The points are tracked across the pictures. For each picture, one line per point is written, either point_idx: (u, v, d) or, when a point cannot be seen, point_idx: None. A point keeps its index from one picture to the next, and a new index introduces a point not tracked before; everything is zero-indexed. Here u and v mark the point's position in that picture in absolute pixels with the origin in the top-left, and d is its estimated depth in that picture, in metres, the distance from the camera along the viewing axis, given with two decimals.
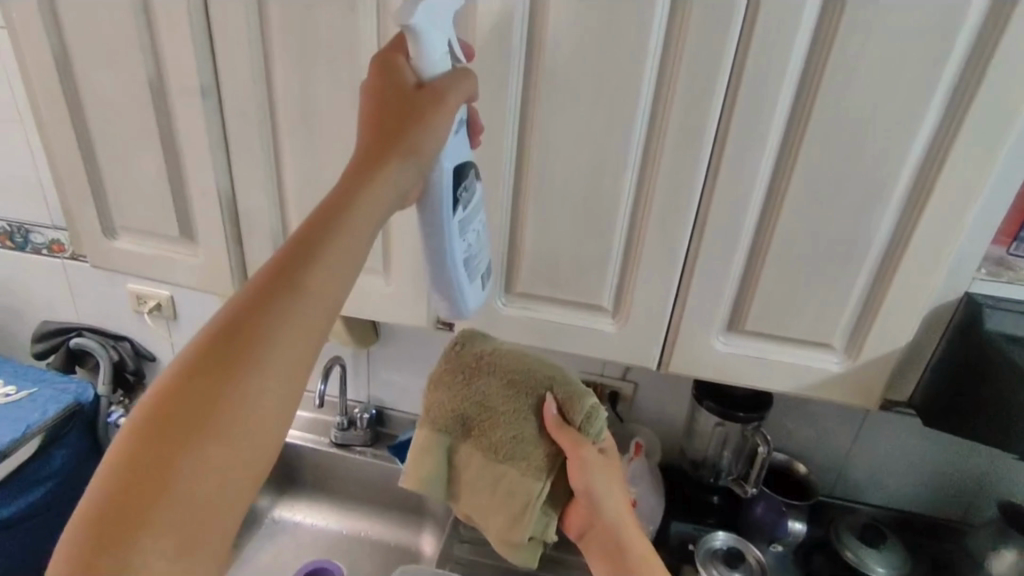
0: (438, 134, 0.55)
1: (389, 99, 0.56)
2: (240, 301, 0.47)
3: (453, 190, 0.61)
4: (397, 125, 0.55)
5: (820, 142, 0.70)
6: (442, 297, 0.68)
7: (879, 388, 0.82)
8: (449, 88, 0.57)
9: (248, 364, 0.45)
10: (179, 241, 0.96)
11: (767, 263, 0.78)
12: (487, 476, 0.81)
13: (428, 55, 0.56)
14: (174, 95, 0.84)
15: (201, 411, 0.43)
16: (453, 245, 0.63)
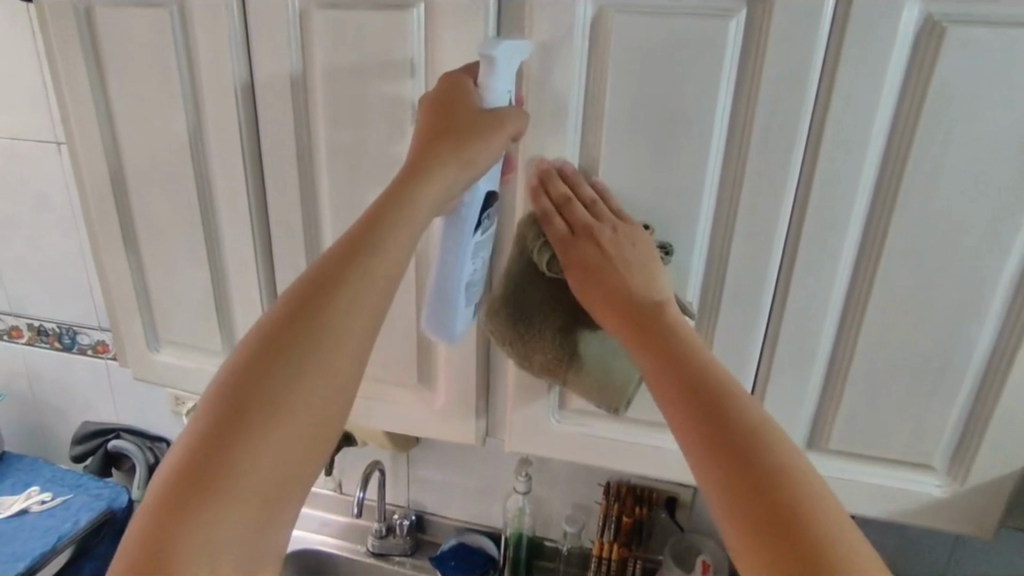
0: (491, 150, 0.59)
1: (450, 112, 0.61)
2: (282, 328, 0.52)
3: (478, 213, 0.65)
4: (453, 134, 0.59)
5: (903, 245, 0.65)
6: (435, 314, 0.70)
7: (992, 515, 0.72)
8: (507, 118, 0.61)
9: (292, 390, 0.50)
10: (221, 354, 0.93)
11: (851, 374, 0.70)
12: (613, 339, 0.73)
13: (494, 88, 0.61)
14: (223, 210, 0.84)
15: (249, 431, 0.49)
16: (462, 266, 0.66)
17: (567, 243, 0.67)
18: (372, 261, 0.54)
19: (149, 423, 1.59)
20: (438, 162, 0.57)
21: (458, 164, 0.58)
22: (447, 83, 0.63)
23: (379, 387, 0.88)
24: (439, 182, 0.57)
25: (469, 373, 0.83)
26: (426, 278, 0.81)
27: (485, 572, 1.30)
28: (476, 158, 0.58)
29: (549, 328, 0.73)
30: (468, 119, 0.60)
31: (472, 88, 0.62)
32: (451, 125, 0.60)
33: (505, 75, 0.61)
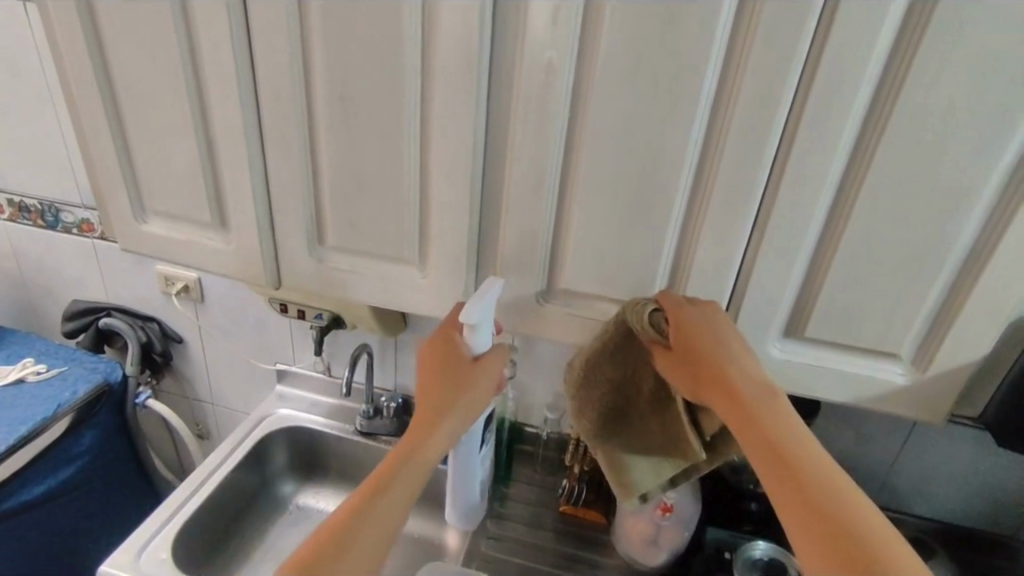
0: (481, 391, 0.85)
1: (446, 359, 0.85)
2: (369, 481, 0.75)
3: (481, 428, 1.03)
4: (455, 383, 0.84)
5: (902, 137, 0.64)
6: (457, 490, 1.13)
7: (946, 405, 0.76)
8: (493, 361, 0.86)
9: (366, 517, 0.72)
10: (209, 227, 0.93)
11: (833, 268, 0.72)
12: (657, 423, 0.87)
13: (477, 334, 0.83)
14: (206, 74, 0.80)
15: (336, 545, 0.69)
16: (473, 462, 1.08)
17: (676, 315, 0.74)
18: (422, 448, 0.80)
19: (139, 303, 1.60)
20: (452, 406, 0.83)
21: (462, 413, 0.84)
22: (443, 334, 0.86)
23: (369, 266, 0.88)
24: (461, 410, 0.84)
25: (459, 256, 0.83)
26: (419, 156, 0.79)
27: None
28: (479, 394, 0.85)
29: (607, 387, 0.88)
30: (465, 370, 0.84)
31: (462, 340, 0.85)
32: (458, 360, 0.84)
33: (485, 331, 0.83)
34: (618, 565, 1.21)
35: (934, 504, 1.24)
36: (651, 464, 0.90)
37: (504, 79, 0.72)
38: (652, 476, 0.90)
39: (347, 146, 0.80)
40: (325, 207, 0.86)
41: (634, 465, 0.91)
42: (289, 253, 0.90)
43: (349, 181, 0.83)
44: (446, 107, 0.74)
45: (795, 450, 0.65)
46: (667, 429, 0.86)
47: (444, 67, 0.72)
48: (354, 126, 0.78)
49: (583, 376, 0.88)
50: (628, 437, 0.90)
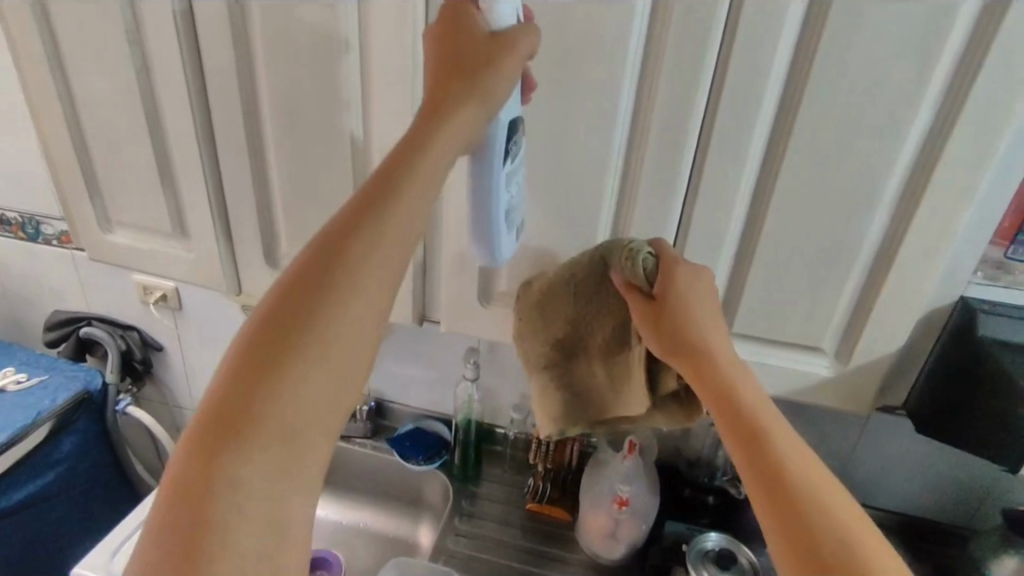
0: (504, 75, 0.59)
1: (457, 41, 0.60)
2: (280, 296, 0.50)
3: (504, 142, 0.65)
4: (464, 73, 0.58)
5: (806, 141, 0.68)
6: (478, 247, 0.72)
7: (870, 395, 0.80)
8: (522, 41, 0.61)
9: (295, 361, 0.49)
10: (172, 236, 0.96)
11: (754, 266, 0.76)
12: (607, 370, 0.83)
13: (498, 10, 0.60)
14: (162, 90, 0.84)
15: (254, 402, 0.48)
16: (498, 197, 0.68)
17: (668, 268, 0.70)
18: (388, 211, 0.52)
19: (119, 312, 1.64)
20: (456, 100, 0.57)
21: (475, 100, 0.58)
22: (447, 12, 0.61)
23: None
24: (405, 210, 0.53)
25: None
26: (364, 165, 0.83)
27: (437, 453, 1.40)
28: (430, 183, 0.55)
29: (562, 325, 0.82)
30: (437, 111, 0.57)
31: (474, 14, 0.60)
32: (417, 137, 0.56)
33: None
34: (583, 560, 1.24)
35: (891, 496, 1.28)
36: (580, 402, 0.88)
37: None
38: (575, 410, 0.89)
39: (297, 156, 0.84)
40: (280, 214, 0.89)
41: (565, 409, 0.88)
42: (248, 260, 0.94)
43: (300, 189, 0.86)
44: (388, 118, 0.78)
45: (765, 415, 0.56)
46: (613, 380, 0.84)
47: (382, 81, 0.76)
48: (302, 137, 0.82)
49: (539, 309, 0.82)
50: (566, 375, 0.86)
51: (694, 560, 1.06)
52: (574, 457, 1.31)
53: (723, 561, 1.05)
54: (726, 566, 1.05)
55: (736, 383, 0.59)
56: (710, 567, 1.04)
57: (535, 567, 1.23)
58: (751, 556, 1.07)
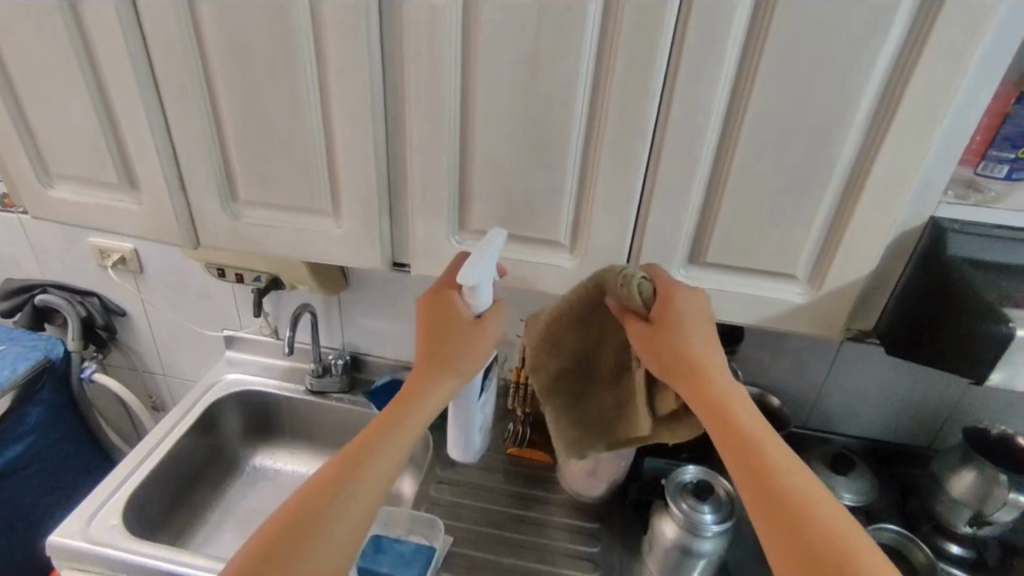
0: (477, 350, 0.80)
1: (447, 321, 0.80)
2: (333, 458, 0.71)
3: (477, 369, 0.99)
4: (448, 349, 0.80)
5: (779, 57, 0.65)
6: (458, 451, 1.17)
7: (841, 320, 0.80)
8: (492, 321, 0.81)
9: (335, 497, 0.67)
10: (119, 189, 0.91)
11: (726, 196, 0.74)
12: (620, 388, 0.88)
13: (478, 295, 0.78)
14: (90, 27, 0.77)
15: (298, 525, 0.65)
16: (474, 423, 1.11)
17: (668, 297, 0.75)
18: (405, 416, 0.76)
19: (76, 277, 1.57)
20: (440, 364, 0.80)
21: (453, 369, 0.80)
22: (441, 294, 0.82)
23: (285, 219, 0.88)
24: (407, 426, 0.75)
25: (371, 201, 0.83)
26: (319, 103, 0.78)
27: None
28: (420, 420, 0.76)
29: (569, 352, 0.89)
30: (423, 384, 0.79)
31: (459, 299, 0.81)
32: (411, 398, 0.77)
33: (486, 290, 0.78)
34: (566, 500, 1.26)
35: (862, 422, 1.32)
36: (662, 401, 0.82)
37: (395, 16, 0.71)
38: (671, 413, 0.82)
39: (246, 96, 0.79)
40: (234, 160, 0.85)
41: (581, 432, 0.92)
42: (202, 210, 0.89)
43: (254, 132, 0.81)
44: (340, 49, 0.73)
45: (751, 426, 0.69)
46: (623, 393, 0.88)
47: (331, 6, 0.70)
48: (249, 76, 0.77)
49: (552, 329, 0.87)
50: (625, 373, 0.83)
51: (673, 493, 1.08)
52: None
53: (701, 492, 1.06)
54: (704, 497, 1.06)
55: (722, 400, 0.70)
56: (689, 499, 1.06)
57: (519, 508, 1.24)
58: (727, 484, 1.08)
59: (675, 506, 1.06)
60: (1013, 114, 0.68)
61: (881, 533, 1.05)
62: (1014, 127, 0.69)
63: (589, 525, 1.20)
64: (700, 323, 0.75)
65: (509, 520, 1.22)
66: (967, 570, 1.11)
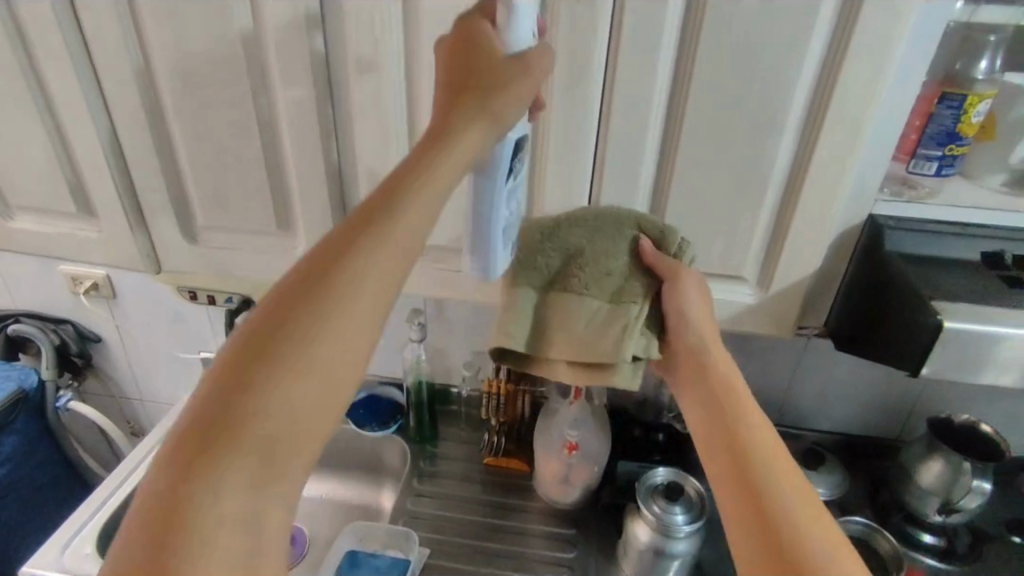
0: (519, 99, 0.55)
1: (472, 60, 0.56)
2: (275, 297, 0.45)
3: (509, 158, 0.62)
4: (479, 87, 0.55)
5: (709, 65, 0.68)
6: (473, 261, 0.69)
7: (791, 318, 0.82)
8: (540, 63, 0.57)
9: (296, 357, 0.43)
10: (78, 217, 0.92)
11: (670, 203, 0.77)
12: (592, 313, 0.76)
13: (515, 29, 0.57)
14: (40, 60, 0.78)
15: (235, 391, 0.42)
16: (497, 211, 0.65)
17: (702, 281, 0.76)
18: (405, 203, 0.48)
19: (48, 306, 1.56)
20: (468, 111, 0.53)
21: (486, 115, 0.54)
22: (466, 24, 0.58)
23: (245, 240, 0.89)
24: (412, 205, 0.48)
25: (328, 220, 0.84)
26: (271, 126, 0.80)
27: (392, 418, 1.40)
28: (444, 189, 0.50)
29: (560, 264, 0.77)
30: (447, 125, 0.53)
31: (489, 30, 0.58)
32: (433, 141, 0.52)
33: (527, 17, 0.57)
34: (543, 507, 1.26)
35: (834, 417, 1.33)
36: (645, 341, 0.76)
37: (338, 39, 0.72)
38: (649, 353, 0.76)
39: (199, 121, 0.80)
40: (190, 184, 0.86)
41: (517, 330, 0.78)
42: (161, 234, 0.90)
43: (209, 156, 0.83)
44: (288, 74, 0.75)
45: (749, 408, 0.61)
46: (593, 321, 0.76)
47: (276, 31, 0.72)
48: (201, 101, 0.78)
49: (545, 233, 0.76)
50: (629, 305, 0.75)
51: (644, 496, 1.08)
52: (527, 409, 1.32)
53: (672, 494, 1.07)
54: (675, 498, 1.07)
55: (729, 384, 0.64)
56: (660, 501, 1.07)
57: (495, 518, 1.25)
58: (698, 485, 1.10)
59: (647, 509, 1.06)
60: (936, 114, 0.72)
61: (847, 525, 1.07)
62: (937, 126, 0.73)
63: (566, 531, 1.21)
64: (699, 299, 0.73)
65: (487, 530, 1.23)
66: (938, 559, 1.12)
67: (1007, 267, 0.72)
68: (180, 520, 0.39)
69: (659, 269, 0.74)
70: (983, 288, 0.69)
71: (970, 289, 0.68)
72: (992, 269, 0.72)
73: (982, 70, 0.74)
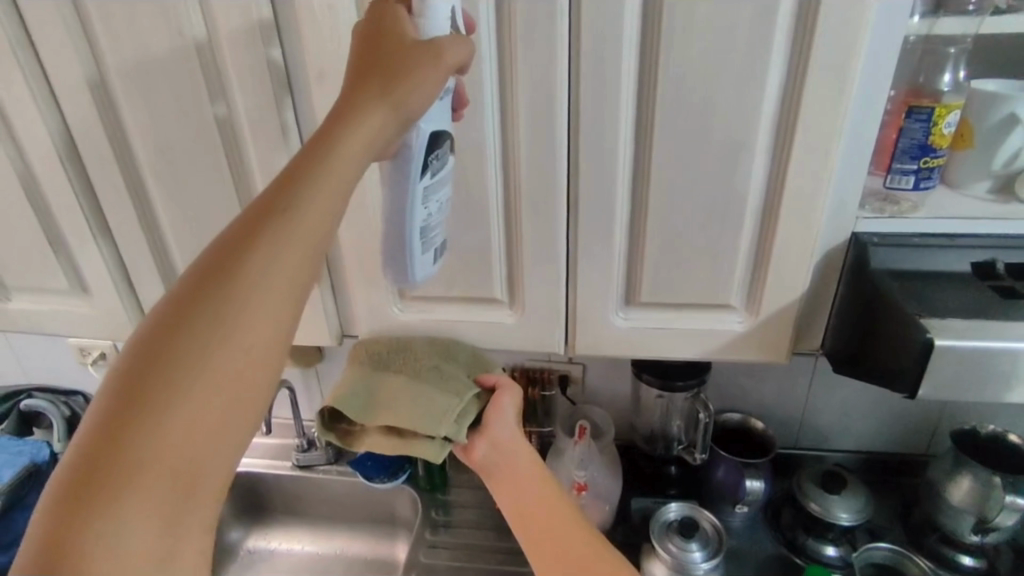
0: (430, 80, 0.54)
1: (378, 45, 0.56)
2: (171, 308, 0.45)
3: (424, 155, 0.61)
4: (383, 68, 0.54)
5: (671, 99, 0.68)
6: (393, 264, 0.69)
7: (785, 342, 0.80)
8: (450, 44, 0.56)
9: (195, 366, 0.43)
10: (72, 292, 0.93)
11: (647, 237, 0.76)
12: (417, 400, 0.85)
13: (431, 16, 0.57)
14: (29, 147, 0.81)
15: (133, 405, 0.42)
16: (413, 211, 0.64)
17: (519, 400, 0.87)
18: (300, 203, 0.47)
19: (61, 379, 1.59)
20: (370, 93, 0.53)
21: (390, 97, 0.53)
22: (376, 14, 0.59)
23: None
24: (306, 206, 0.48)
25: None
26: (249, 192, 0.81)
27: (401, 468, 1.36)
28: (343, 176, 0.50)
29: (399, 357, 0.87)
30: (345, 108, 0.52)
31: (404, 15, 0.58)
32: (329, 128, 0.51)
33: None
34: None
35: (854, 435, 1.28)
36: (455, 427, 0.82)
37: (307, 105, 0.75)
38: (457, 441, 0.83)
39: (179, 193, 0.82)
40: (176, 252, 0.87)
41: (350, 396, 0.86)
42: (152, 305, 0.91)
43: (193, 226, 0.84)
44: (261, 141, 0.77)
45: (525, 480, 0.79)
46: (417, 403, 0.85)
47: (247, 105, 0.75)
48: (181, 174, 0.81)
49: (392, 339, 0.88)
50: (449, 399, 0.84)
51: (659, 535, 1.05)
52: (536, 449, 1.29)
53: (686, 530, 1.04)
54: (690, 535, 1.03)
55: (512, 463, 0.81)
56: (675, 539, 1.03)
57: (510, 567, 1.22)
58: (713, 519, 1.06)
59: (662, 549, 1.03)
60: (905, 128, 0.72)
61: (873, 552, 1.03)
62: (909, 140, 0.72)
63: None
64: (512, 418, 0.84)
65: None
66: None
67: (1000, 276, 0.70)
68: (83, 521, 0.39)
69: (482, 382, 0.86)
70: (975, 301, 0.67)
71: (962, 304, 0.66)
72: (984, 280, 0.70)
73: (947, 82, 0.74)
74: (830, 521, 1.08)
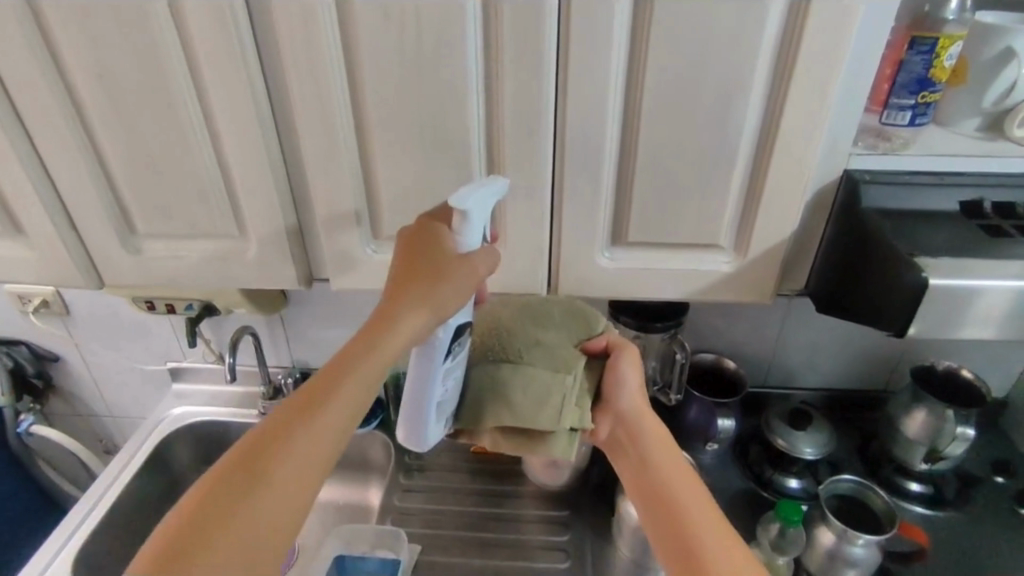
0: (459, 291, 0.62)
1: (421, 256, 0.64)
2: (248, 441, 0.57)
3: (448, 342, 0.65)
4: (420, 282, 0.62)
5: (669, 25, 0.63)
6: (406, 429, 0.69)
7: (771, 282, 0.79)
8: (478, 259, 0.63)
9: (255, 489, 0.55)
10: (5, 233, 0.84)
11: (635, 176, 0.73)
12: (525, 385, 0.70)
13: (467, 233, 0.61)
14: None
15: (208, 516, 0.53)
16: (434, 389, 0.66)
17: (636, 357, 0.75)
18: (348, 381, 0.60)
19: None
20: (406, 308, 0.61)
21: (425, 306, 0.61)
22: (425, 226, 0.66)
23: (192, 244, 0.83)
24: (354, 381, 0.61)
25: (277, 218, 0.79)
26: (203, 125, 0.73)
27: (373, 413, 1.34)
28: (382, 362, 0.61)
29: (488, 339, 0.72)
30: (387, 317, 0.61)
31: (447, 232, 0.64)
32: (374, 332, 0.61)
33: (480, 220, 0.61)
34: (535, 491, 1.25)
35: (819, 373, 1.32)
36: (577, 412, 0.71)
37: (265, 24, 0.67)
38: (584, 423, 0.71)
39: (123, 124, 0.73)
40: (124, 192, 0.79)
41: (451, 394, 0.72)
42: (101, 251, 0.83)
43: (141, 162, 0.76)
44: (215, 66, 0.69)
45: (654, 459, 0.71)
46: (527, 389, 0.70)
47: (197, 23, 0.66)
48: (124, 103, 0.72)
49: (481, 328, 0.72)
50: (562, 378, 0.70)
51: None
52: None
53: None
54: None
55: (634, 436, 0.73)
56: None
57: (486, 508, 1.23)
58: None
59: None
60: (906, 61, 0.70)
61: (838, 484, 1.06)
62: (909, 74, 0.71)
63: (558, 514, 1.20)
64: (634, 385, 0.74)
65: (480, 520, 1.21)
66: (926, 507, 1.12)
67: (986, 216, 0.71)
68: None
69: (589, 348, 0.73)
70: (961, 238, 0.67)
71: (950, 242, 0.66)
72: (972, 219, 0.70)
73: (954, 9, 0.72)
74: (795, 456, 1.11)
